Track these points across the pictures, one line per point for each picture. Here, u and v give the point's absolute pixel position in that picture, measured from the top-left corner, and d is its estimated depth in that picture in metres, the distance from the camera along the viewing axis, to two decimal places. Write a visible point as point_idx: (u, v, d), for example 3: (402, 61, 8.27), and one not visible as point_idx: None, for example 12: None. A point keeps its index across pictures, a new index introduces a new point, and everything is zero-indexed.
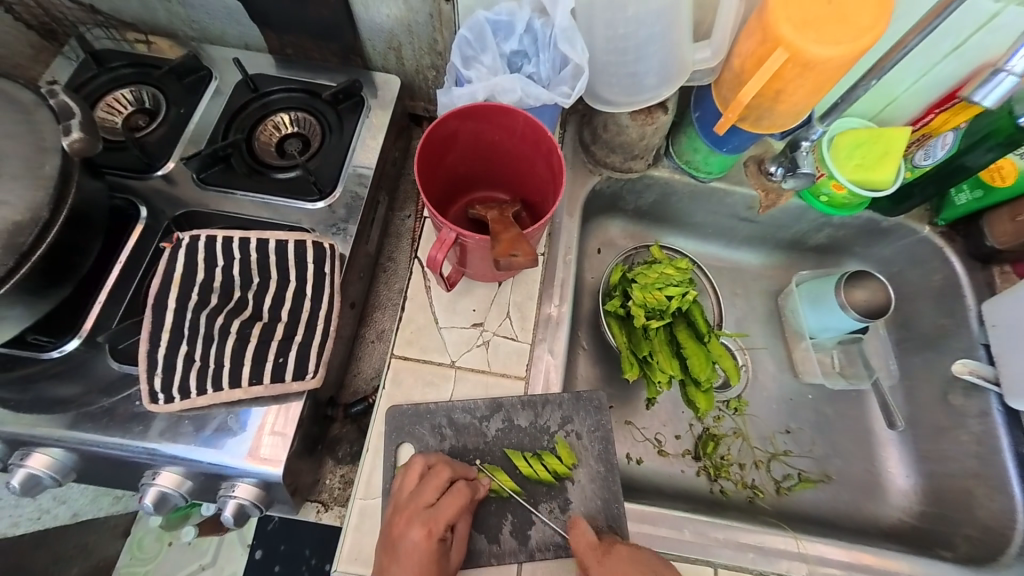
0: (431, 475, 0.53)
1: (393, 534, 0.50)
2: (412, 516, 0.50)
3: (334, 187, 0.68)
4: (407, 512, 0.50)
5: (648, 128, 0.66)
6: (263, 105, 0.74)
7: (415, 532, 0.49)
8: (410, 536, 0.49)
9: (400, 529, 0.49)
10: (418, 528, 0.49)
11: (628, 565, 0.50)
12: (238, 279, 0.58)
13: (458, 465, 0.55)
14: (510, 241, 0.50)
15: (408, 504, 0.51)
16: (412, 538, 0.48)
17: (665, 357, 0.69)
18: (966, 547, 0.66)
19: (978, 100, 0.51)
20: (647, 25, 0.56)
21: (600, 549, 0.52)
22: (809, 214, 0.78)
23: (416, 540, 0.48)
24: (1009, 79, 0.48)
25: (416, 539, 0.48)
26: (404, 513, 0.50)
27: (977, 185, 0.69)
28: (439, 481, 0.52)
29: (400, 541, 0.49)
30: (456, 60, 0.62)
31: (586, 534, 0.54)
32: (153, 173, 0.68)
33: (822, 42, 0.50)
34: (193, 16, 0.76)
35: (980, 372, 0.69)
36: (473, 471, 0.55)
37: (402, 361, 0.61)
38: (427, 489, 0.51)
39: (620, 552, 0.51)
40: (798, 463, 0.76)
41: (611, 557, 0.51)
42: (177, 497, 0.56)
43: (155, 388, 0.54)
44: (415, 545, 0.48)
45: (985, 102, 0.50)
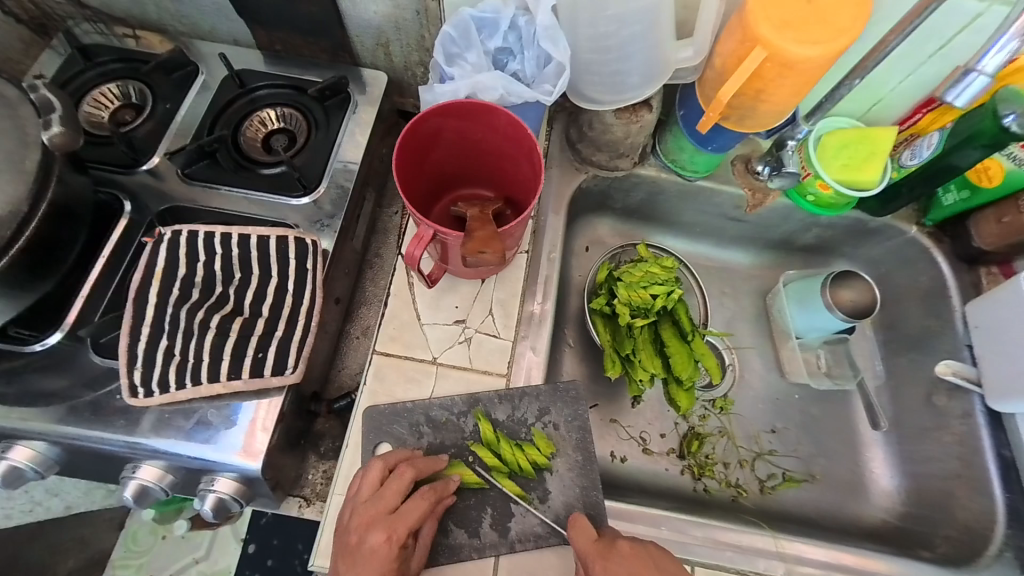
0: (392, 479, 0.52)
1: (352, 539, 0.49)
2: (372, 520, 0.50)
3: (319, 183, 0.68)
4: (367, 518, 0.50)
5: (633, 126, 0.66)
6: (250, 101, 0.74)
7: (375, 537, 0.48)
8: (372, 540, 0.48)
9: (357, 538, 0.49)
10: (378, 532, 0.49)
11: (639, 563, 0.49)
12: (221, 274, 0.59)
13: (419, 468, 0.54)
14: (483, 239, 0.50)
15: (371, 509, 0.50)
16: (371, 542, 0.48)
17: (648, 355, 0.69)
18: (945, 547, 0.67)
19: (952, 99, 0.51)
20: (629, 23, 0.55)
21: (603, 546, 0.51)
22: (796, 213, 0.78)
23: (376, 545, 0.48)
24: (981, 78, 0.48)
25: (376, 544, 0.48)
26: (364, 517, 0.50)
27: (965, 185, 0.69)
28: (401, 485, 0.51)
29: (358, 545, 0.49)
30: (439, 57, 0.62)
31: (587, 532, 0.53)
32: (139, 168, 0.68)
33: (800, 41, 0.50)
34: (181, 11, 0.76)
35: (964, 373, 0.69)
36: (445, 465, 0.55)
37: (384, 357, 0.61)
38: (389, 494, 0.51)
39: (624, 549, 0.50)
40: (782, 462, 0.76)
41: (615, 556, 0.50)
42: (158, 491, 0.56)
43: (137, 382, 0.54)
44: (376, 549, 0.48)
45: (956, 103, 0.51)
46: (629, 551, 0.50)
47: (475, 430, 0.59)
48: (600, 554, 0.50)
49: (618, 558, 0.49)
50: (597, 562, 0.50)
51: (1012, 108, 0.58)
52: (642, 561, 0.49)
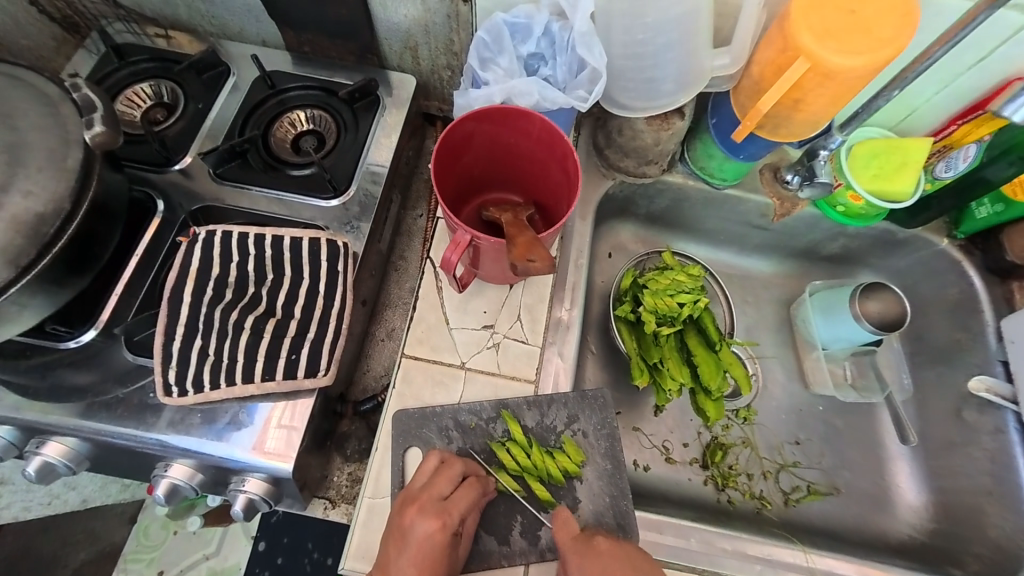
0: (444, 468, 0.53)
1: (403, 524, 0.50)
2: (422, 509, 0.50)
3: (348, 185, 0.69)
4: (419, 508, 0.50)
5: (664, 133, 0.66)
6: (280, 102, 0.74)
7: (428, 524, 0.49)
8: (423, 528, 0.49)
9: (407, 527, 0.49)
10: (432, 520, 0.49)
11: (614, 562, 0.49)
12: (253, 275, 0.59)
13: (468, 460, 0.55)
14: (525, 245, 0.50)
15: (423, 500, 0.50)
16: (423, 529, 0.49)
17: (675, 363, 0.69)
18: (977, 565, 0.66)
19: (1008, 114, 0.53)
20: (667, 31, 0.55)
21: (581, 542, 0.51)
22: (823, 224, 0.77)
23: (428, 531, 0.49)
24: None
25: (430, 530, 0.49)
26: (416, 504, 0.50)
27: (999, 199, 0.68)
28: (452, 474, 0.52)
29: (410, 531, 0.49)
30: (473, 62, 0.63)
31: (568, 526, 0.53)
32: (171, 167, 0.68)
33: (842, 52, 0.49)
34: (212, 11, 0.77)
35: (997, 390, 0.69)
36: (475, 460, 0.56)
37: (412, 360, 0.61)
38: (441, 482, 0.52)
39: (602, 545, 0.51)
40: (807, 474, 0.75)
41: (590, 554, 0.50)
42: (188, 489, 0.57)
43: (170, 380, 0.54)
44: (428, 535, 0.49)
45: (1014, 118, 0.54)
46: (605, 547, 0.51)
47: (504, 432, 0.58)
48: (576, 548, 0.51)
49: (594, 556, 0.50)
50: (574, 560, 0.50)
51: None
52: (618, 559, 0.50)
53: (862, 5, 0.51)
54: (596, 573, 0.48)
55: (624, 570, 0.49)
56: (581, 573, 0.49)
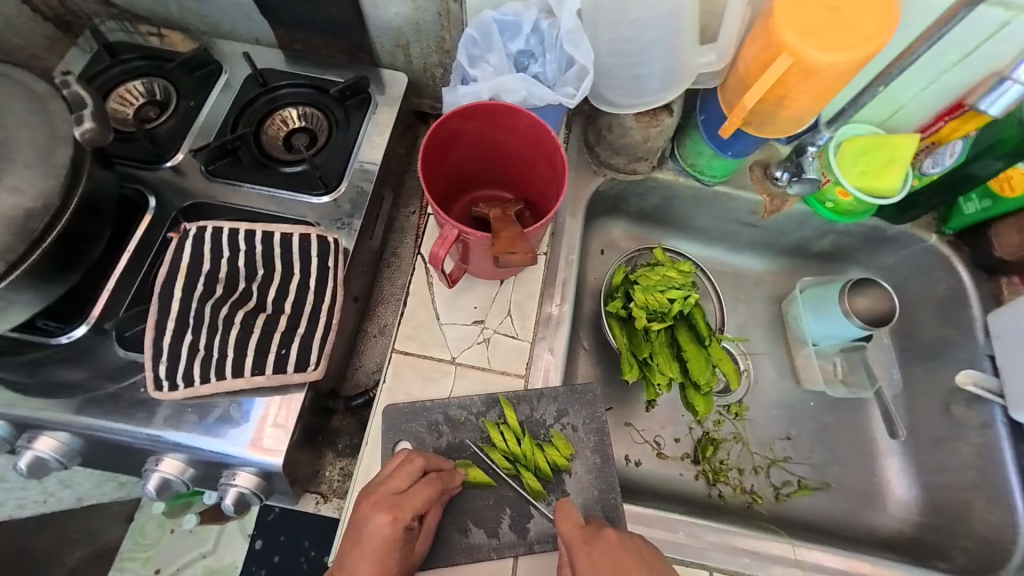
0: (405, 463, 0.52)
1: (358, 517, 0.49)
2: (375, 502, 0.49)
3: (339, 182, 0.69)
4: (373, 502, 0.50)
5: (653, 130, 0.66)
6: (272, 100, 0.75)
7: (379, 517, 0.48)
8: (375, 521, 0.48)
9: (360, 521, 0.49)
10: (383, 514, 0.49)
11: (624, 554, 0.48)
12: (244, 270, 0.59)
13: (431, 457, 0.55)
14: (509, 240, 0.50)
15: (380, 494, 0.50)
16: (375, 522, 0.48)
17: (665, 359, 0.69)
18: (964, 558, 0.66)
19: (985, 106, 0.55)
20: (652, 28, 0.56)
21: (587, 533, 0.50)
22: (813, 220, 0.78)
23: (379, 524, 0.48)
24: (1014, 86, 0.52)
25: (381, 524, 0.48)
26: (371, 497, 0.50)
27: (986, 194, 0.69)
28: (411, 469, 0.51)
29: (363, 524, 0.49)
30: (462, 59, 0.63)
31: (572, 517, 0.52)
32: (163, 164, 0.69)
33: (825, 49, 0.50)
34: (204, 10, 0.77)
35: (983, 383, 0.69)
36: (445, 457, 0.56)
37: (403, 356, 0.62)
38: (399, 476, 0.51)
39: (609, 536, 0.50)
40: (797, 469, 0.75)
41: (600, 543, 0.49)
42: (179, 484, 0.57)
43: (160, 375, 0.54)
44: (378, 529, 0.48)
45: (990, 110, 0.55)
46: (613, 539, 0.49)
47: (500, 416, 0.59)
48: (584, 540, 0.50)
49: (602, 547, 0.49)
50: (581, 551, 0.49)
51: None
52: (626, 551, 0.49)
53: (843, 3, 0.51)
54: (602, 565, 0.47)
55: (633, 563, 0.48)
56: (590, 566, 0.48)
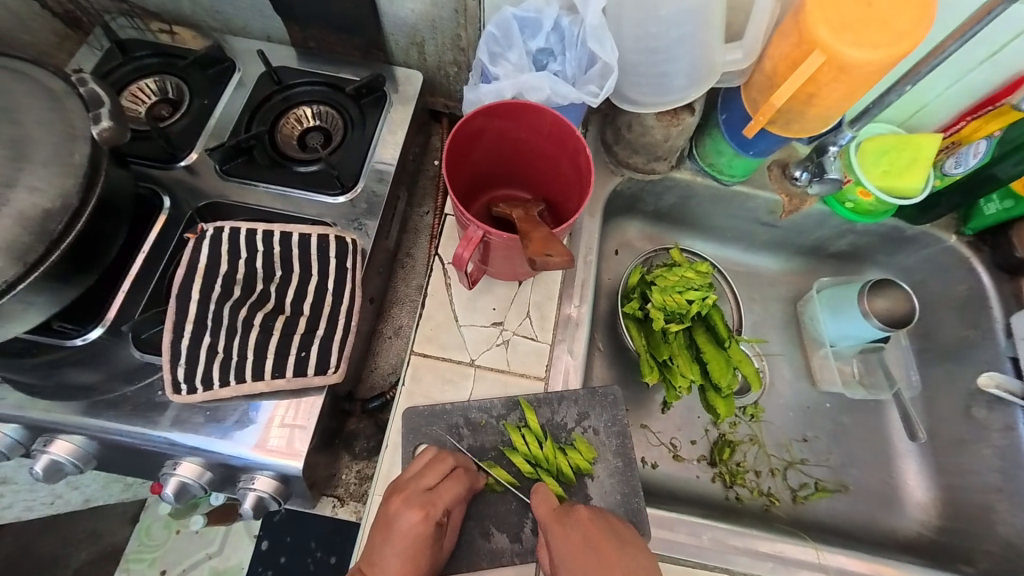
0: (433, 460, 0.53)
1: (389, 514, 0.50)
2: (406, 499, 0.50)
3: (356, 181, 0.68)
4: (404, 500, 0.50)
5: (673, 129, 0.65)
6: (286, 98, 0.74)
7: (411, 514, 0.49)
8: (407, 517, 0.49)
9: (391, 520, 0.49)
10: (416, 511, 0.49)
11: (597, 530, 0.49)
12: (261, 271, 0.58)
13: (456, 454, 0.55)
14: (541, 241, 0.49)
15: (410, 492, 0.50)
16: (407, 518, 0.49)
17: (685, 360, 0.68)
18: (988, 562, 0.66)
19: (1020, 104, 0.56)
20: (680, 25, 0.55)
21: (559, 512, 0.51)
22: (832, 221, 0.77)
23: (412, 521, 0.48)
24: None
25: (413, 521, 0.49)
26: (402, 494, 0.50)
27: (1008, 195, 0.68)
28: (441, 466, 0.52)
29: (394, 521, 0.49)
30: (483, 57, 0.62)
31: (548, 500, 0.52)
32: (176, 164, 0.68)
33: (860, 46, 0.49)
34: (217, 7, 0.76)
35: (1007, 387, 0.67)
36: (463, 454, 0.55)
37: (422, 358, 0.61)
38: (428, 473, 0.51)
39: (582, 514, 0.50)
40: (815, 472, 0.75)
41: (571, 521, 0.49)
42: (196, 488, 0.56)
43: (177, 378, 0.53)
44: (411, 525, 0.49)
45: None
46: (585, 517, 0.50)
47: (521, 419, 0.58)
48: (558, 520, 0.50)
49: (574, 523, 0.49)
50: (554, 528, 0.49)
51: None
52: (599, 528, 0.49)
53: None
54: (575, 543, 0.48)
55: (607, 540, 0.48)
56: (564, 544, 0.48)
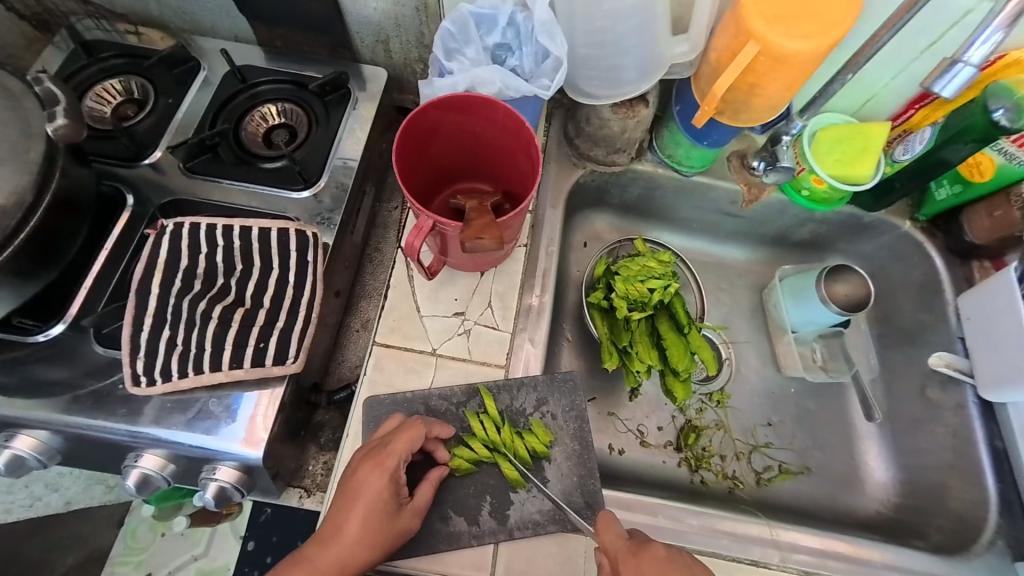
0: (405, 424, 0.54)
1: (351, 467, 0.53)
2: (370, 457, 0.53)
3: (319, 177, 0.69)
4: (368, 460, 0.52)
5: (630, 121, 0.67)
6: (252, 96, 0.75)
7: (366, 467, 0.52)
8: (362, 469, 0.52)
9: (353, 473, 0.52)
10: (369, 463, 0.52)
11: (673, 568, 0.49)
12: (222, 266, 0.59)
13: (432, 425, 0.56)
14: (482, 226, 0.51)
15: (376, 452, 0.53)
16: (363, 471, 0.52)
17: (645, 347, 0.70)
18: (938, 536, 0.67)
19: (938, 91, 0.49)
20: (626, 18, 0.57)
21: (634, 545, 0.50)
22: (791, 209, 0.79)
23: (365, 473, 0.51)
24: (967, 69, 0.46)
25: (366, 473, 0.51)
26: (364, 451, 0.54)
27: (957, 179, 0.70)
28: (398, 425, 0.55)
29: (352, 473, 0.52)
30: (438, 52, 0.63)
31: (614, 530, 0.51)
32: (141, 162, 0.68)
33: (792, 36, 0.51)
34: (183, 7, 0.77)
35: (956, 365, 0.71)
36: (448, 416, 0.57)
37: (384, 348, 0.62)
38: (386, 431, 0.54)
39: (657, 551, 0.50)
40: (779, 455, 0.76)
41: (645, 556, 0.49)
42: (160, 480, 0.57)
43: (137, 370, 0.54)
44: (368, 481, 0.51)
45: (943, 94, 0.49)
46: (663, 554, 0.50)
47: (480, 406, 0.60)
48: (631, 552, 0.49)
49: (652, 559, 0.49)
50: (628, 560, 0.49)
51: (1001, 103, 0.59)
52: (675, 566, 0.49)
53: None
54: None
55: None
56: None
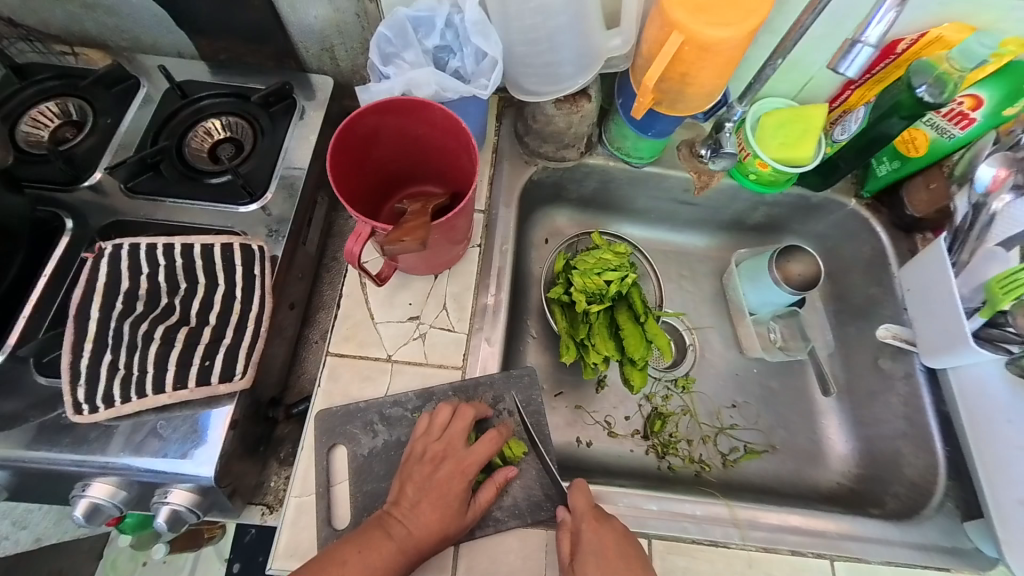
0: (462, 421, 0.56)
1: (423, 467, 0.53)
2: (449, 457, 0.53)
3: (266, 189, 0.68)
4: (451, 461, 0.53)
5: (575, 116, 0.68)
6: (195, 111, 0.74)
7: (449, 468, 0.53)
8: (444, 469, 0.53)
9: (428, 468, 0.53)
10: (451, 464, 0.53)
11: (623, 545, 0.52)
12: (165, 285, 0.58)
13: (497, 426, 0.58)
14: (410, 228, 0.50)
15: (456, 455, 0.54)
16: (444, 472, 0.53)
17: (602, 338, 0.71)
18: (895, 503, 0.69)
19: (843, 71, 0.52)
20: (556, 15, 0.57)
21: (598, 513, 0.54)
22: (742, 194, 0.80)
23: (449, 473, 0.53)
24: (866, 49, 0.49)
25: (450, 473, 0.53)
26: (437, 450, 0.54)
27: (895, 155, 0.72)
28: (465, 423, 0.56)
29: (430, 474, 0.53)
30: (375, 58, 0.63)
31: (587, 496, 0.55)
32: (80, 185, 0.67)
33: (712, 24, 0.52)
34: (120, 25, 0.75)
35: (902, 335, 0.72)
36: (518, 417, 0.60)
37: (339, 358, 0.62)
38: (458, 431, 0.55)
39: (616, 525, 0.54)
40: (744, 435, 0.77)
41: (607, 526, 0.53)
42: (111, 507, 0.55)
43: (79, 398, 0.53)
44: (449, 480, 0.53)
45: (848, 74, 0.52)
46: (620, 530, 0.53)
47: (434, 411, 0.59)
48: (595, 516, 0.53)
49: (610, 531, 0.53)
50: (589, 525, 0.53)
51: (923, 80, 0.60)
52: (628, 543, 0.53)
53: None
54: (605, 545, 0.51)
55: (627, 553, 0.52)
56: (593, 542, 0.51)
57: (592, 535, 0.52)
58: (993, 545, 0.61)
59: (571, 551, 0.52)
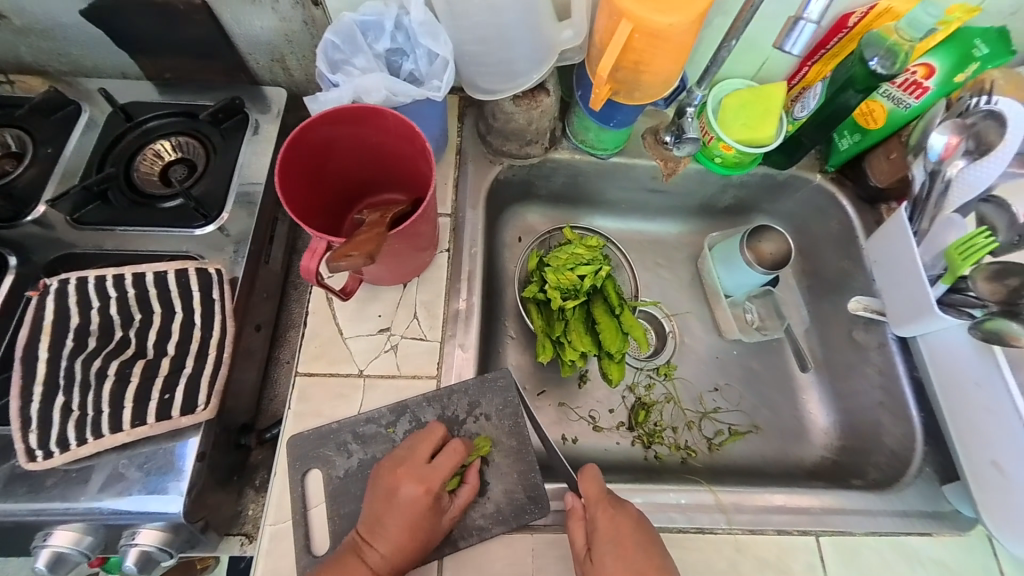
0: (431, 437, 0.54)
1: (388, 487, 0.51)
2: (412, 474, 0.51)
3: (221, 209, 0.66)
4: (414, 478, 0.51)
5: (534, 112, 0.66)
6: (142, 133, 0.71)
7: (414, 487, 0.51)
8: (407, 489, 0.51)
9: (392, 488, 0.51)
10: (416, 482, 0.51)
11: (639, 528, 0.52)
12: (118, 318, 0.56)
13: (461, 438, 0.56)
14: (359, 243, 0.48)
15: (420, 471, 0.52)
16: (408, 493, 0.50)
17: (578, 334, 0.70)
18: (876, 473, 0.70)
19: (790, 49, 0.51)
20: (505, 10, 0.56)
21: (608, 499, 0.53)
22: (710, 178, 0.80)
23: (415, 494, 0.50)
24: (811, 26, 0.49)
25: (415, 493, 0.50)
26: (402, 468, 0.52)
27: (855, 128, 0.73)
28: (432, 440, 0.54)
29: (395, 494, 0.51)
30: (322, 65, 0.60)
31: (596, 482, 0.54)
32: (22, 220, 0.64)
33: (660, 11, 0.51)
34: (56, 48, 0.72)
35: (873, 306, 0.72)
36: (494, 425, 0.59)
37: (309, 377, 0.60)
38: (422, 447, 0.53)
39: (629, 509, 0.53)
40: (727, 418, 0.78)
41: (620, 509, 0.53)
42: (76, 555, 0.52)
43: (33, 445, 0.51)
44: (414, 499, 0.50)
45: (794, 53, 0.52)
46: (633, 513, 0.53)
47: (411, 423, 0.58)
48: (606, 501, 0.53)
49: (623, 515, 0.52)
50: (601, 511, 0.52)
51: (875, 52, 0.60)
52: (643, 527, 0.52)
53: None
54: (619, 531, 0.51)
55: (642, 535, 0.51)
56: (607, 528, 0.51)
57: (607, 521, 0.51)
58: (971, 506, 0.62)
59: (587, 544, 0.52)
